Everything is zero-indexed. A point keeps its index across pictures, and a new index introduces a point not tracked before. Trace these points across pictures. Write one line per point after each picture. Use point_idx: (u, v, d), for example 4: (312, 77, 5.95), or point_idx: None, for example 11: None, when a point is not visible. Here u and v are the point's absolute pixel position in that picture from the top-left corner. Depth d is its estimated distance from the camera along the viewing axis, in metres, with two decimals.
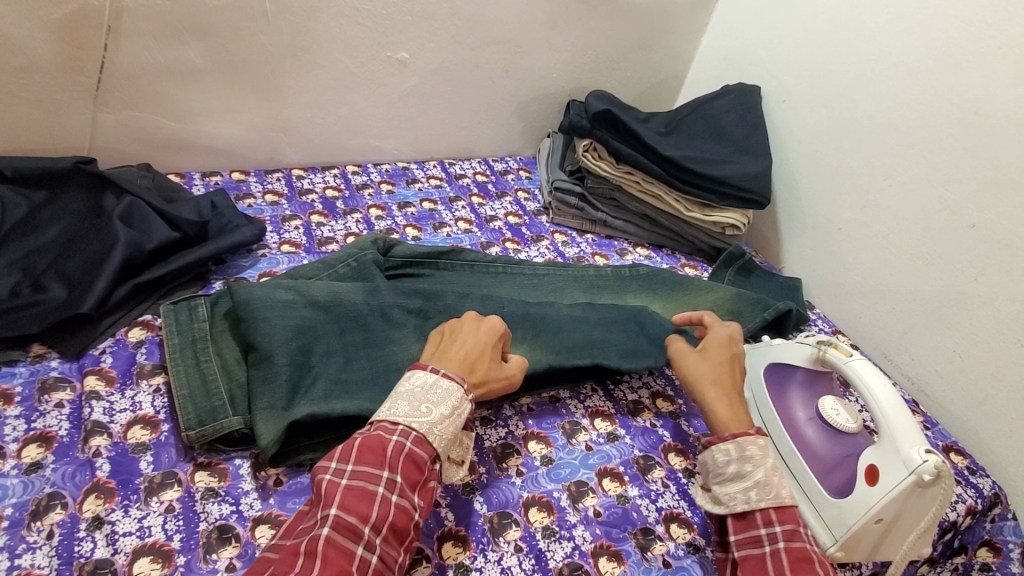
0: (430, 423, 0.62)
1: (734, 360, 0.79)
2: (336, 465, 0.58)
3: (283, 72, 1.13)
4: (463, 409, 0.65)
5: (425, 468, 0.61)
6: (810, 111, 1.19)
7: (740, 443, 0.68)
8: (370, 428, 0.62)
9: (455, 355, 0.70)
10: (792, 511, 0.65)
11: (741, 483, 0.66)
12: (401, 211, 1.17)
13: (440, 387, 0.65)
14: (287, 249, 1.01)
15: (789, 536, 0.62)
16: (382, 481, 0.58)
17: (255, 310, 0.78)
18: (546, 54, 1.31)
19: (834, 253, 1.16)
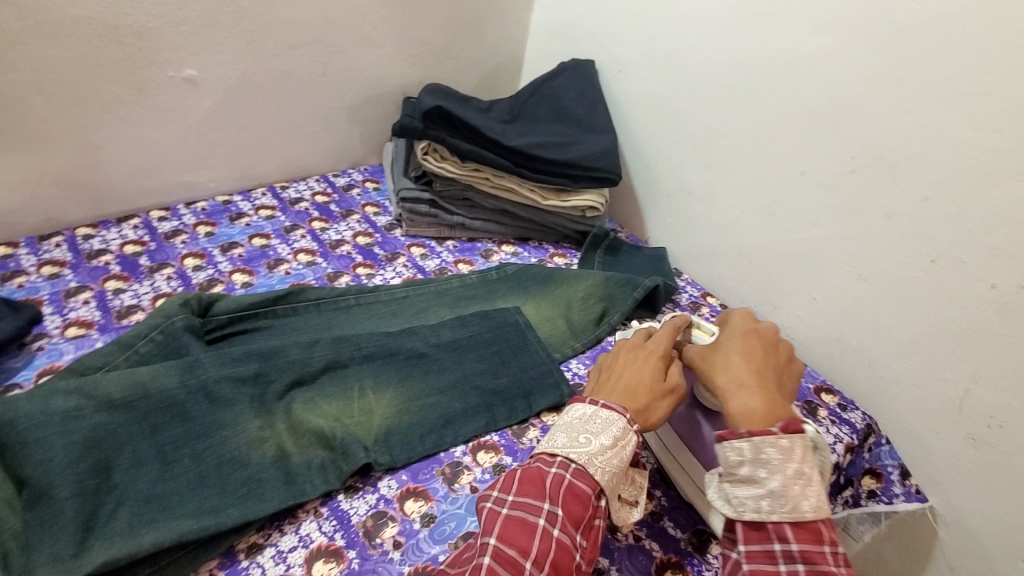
0: (590, 454, 0.62)
1: (759, 346, 0.71)
2: (498, 494, 0.59)
3: (32, 114, 0.91)
4: (627, 441, 0.63)
5: (590, 504, 0.60)
6: (644, 79, 1.18)
7: (756, 445, 0.60)
8: (530, 460, 0.63)
9: (616, 387, 0.69)
10: (814, 527, 0.58)
11: (755, 488, 0.60)
12: (225, 255, 1.00)
13: (599, 417, 0.64)
14: (74, 332, 0.82)
15: (807, 559, 0.57)
16: (544, 513, 0.57)
17: (24, 433, 0.61)
18: (367, 52, 1.18)
19: (691, 217, 1.17)
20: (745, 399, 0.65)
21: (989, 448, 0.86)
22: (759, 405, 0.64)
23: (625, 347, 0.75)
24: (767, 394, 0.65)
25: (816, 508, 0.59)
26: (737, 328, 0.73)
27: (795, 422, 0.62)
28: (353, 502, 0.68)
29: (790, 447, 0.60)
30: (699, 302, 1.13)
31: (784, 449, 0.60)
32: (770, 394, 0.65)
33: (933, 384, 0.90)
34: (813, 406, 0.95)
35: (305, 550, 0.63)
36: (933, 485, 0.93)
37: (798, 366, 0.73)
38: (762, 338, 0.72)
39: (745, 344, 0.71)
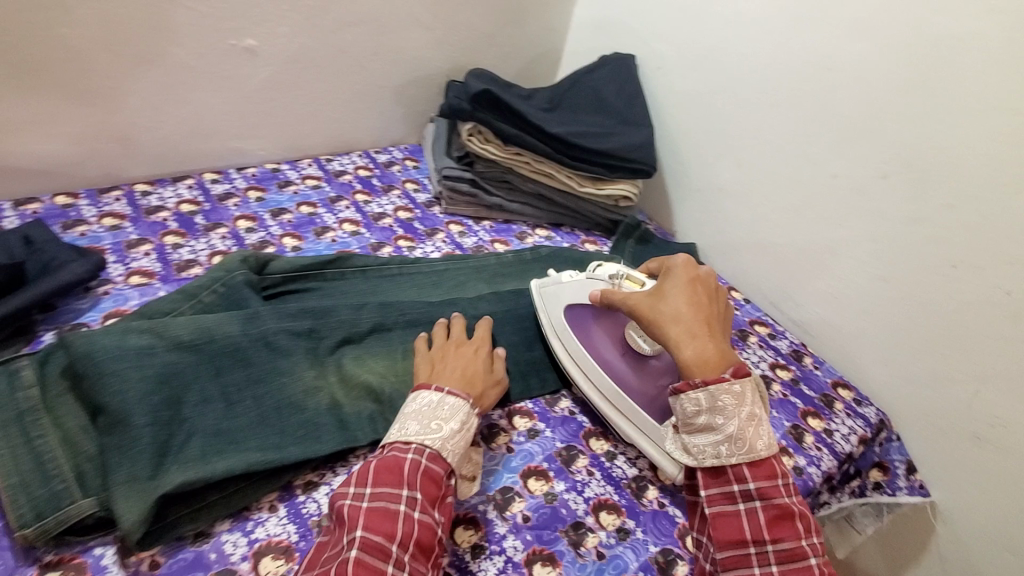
0: (442, 439, 0.64)
1: (702, 291, 0.75)
2: (354, 490, 0.59)
3: (104, 71, 0.95)
4: (471, 424, 0.67)
5: (443, 484, 0.62)
6: (683, 76, 1.22)
7: (711, 393, 0.66)
8: (383, 450, 0.63)
9: (454, 374, 0.71)
10: (768, 464, 0.66)
11: (711, 435, 0.66)
12: (275, 220, 1.04)
13: (447, 404, 0.66)
14: (137, 280, 0.86)
15: (763, 494, 0.64)
16: (403, 499, 0.58)
17: (99, 364, 0.64)
18: (417, 34, 1.22)
19: (720, 213, 1.21)
20: (700, 348, 0.69)
21: (992, 447, 0.90)
22: (712, 354, 0.69)
23: (450, 342, 0.77)
24: (717, 342, 0.71)
25: (768, 445, 0.67)
26: (679, 273, 0.76)
27: (741, 368, 0.69)
28: None
29: (742, 392, 0.66)
30: None
31: (737, 395, 0.66)
32: (718, 340, 0.71)
33: (944, 385, 0.94)
34: (829, 399, 1.00)
35: None
36: (936, 481, 0.98)
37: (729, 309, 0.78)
38: (704, 284, 0.76)
39: (690, 290, 0.74)
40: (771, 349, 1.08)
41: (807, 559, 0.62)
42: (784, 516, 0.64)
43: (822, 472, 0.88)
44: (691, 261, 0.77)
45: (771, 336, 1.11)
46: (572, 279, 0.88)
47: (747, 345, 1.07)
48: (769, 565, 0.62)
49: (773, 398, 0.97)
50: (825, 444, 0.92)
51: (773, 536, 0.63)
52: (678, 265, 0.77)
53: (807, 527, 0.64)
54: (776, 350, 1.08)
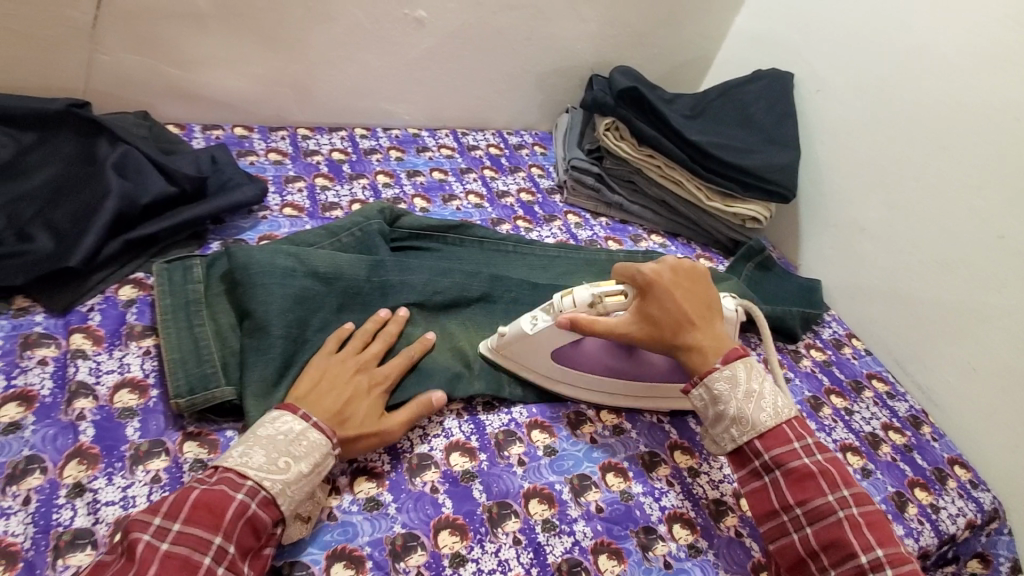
0: (285, 482, 0.56)
1: (680, 292, 0.72)
2: (159, 522, 0.50)
3: (294, 23, 1.07)
4: (326, 467, 0.59)
5: (265, 534, 0.54)
6: (842, 103, 1.15)
7: (708, 384, 0.68)
8: (213, 479, 0.54)
9: (331, 403, 0.64)
10: (778, 431, 0.65)
11: (722, 422, 0.67)
12: (410, 180, 1.12)
13: (305, 439, 0.58)
14: (289, 212, 0.97)
15: (780, 461, 0.64)
16: (211, 551, 0.50)
17: (253, 276, 0.73)
18: (573, 25, 1.24)
19: (855, 254, 1.13)
20: (695, 351, 0.70)
21: None
22: (706, 349, 0.70)
23: (353, 361, 0.70)
24: (709, 335, 0.71)
25: (774, 414, 0.66)
26: (653, 286, 0.71)
27: (734, 353, 0.69)
28: (490, 415, 0.75)
29: (734, 374, 0.67)
30: (842, 341, 1.10)
31: (732, 378, 0.67)
32: (709, 333, 0.71)
33: None
34: (942, 474, 0.91)
35: (446, 439, 0.71)
36: None
37: (712, 289, 0.75)
38: (681, 283, 0.73)
39: (667, 299, 0.71)
40: (887, 409, 0.99)
41: (838, 514, 0.61)
42: (806, 478, 0.63)
43: (920, 548, 0.80)
44: (655, 267, 0.73)
45: (889, 395, 1.02)
46: (537, 329, 0.75)
47: (860, 399, 0.99)
48: (804, 529, 0.62)
49: (880, 459, 0.89)
50: (928, 520, 0.83)
51: (799, 499, 0.62)
52: (647, 277, 0.72)
53: (832, 482, 0.62)
54: (893, 411, 0.99)
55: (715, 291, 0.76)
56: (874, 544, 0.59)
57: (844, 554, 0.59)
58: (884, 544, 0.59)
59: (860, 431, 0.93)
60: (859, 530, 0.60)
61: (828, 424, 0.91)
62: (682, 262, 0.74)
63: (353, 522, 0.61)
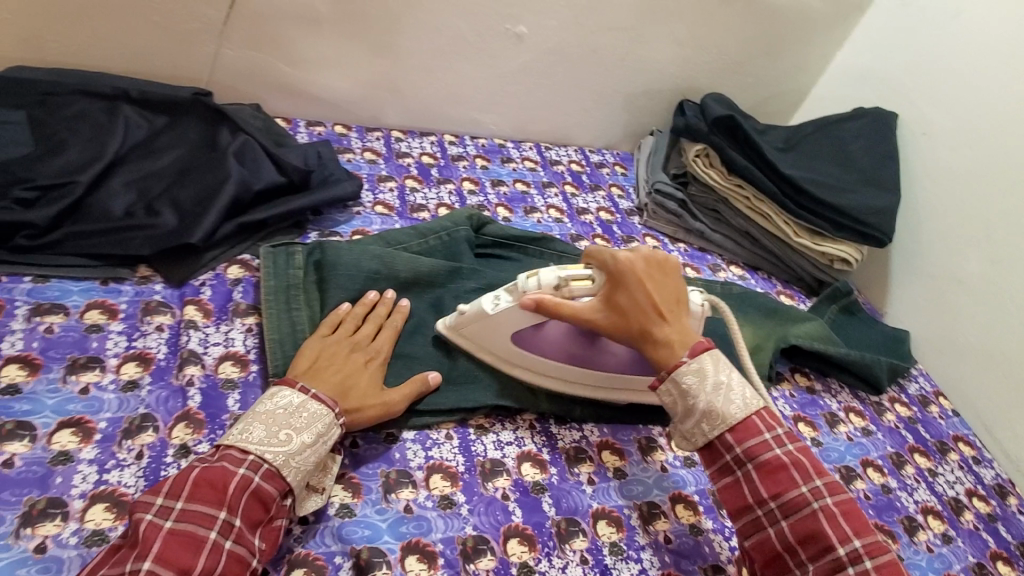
0: (287, 454, 0.57)
1: (651, 284, 0.67)
2: (161, 502, 0.51)
3: (401, 30, 1.12)
4: (332, 435, 0.61)
5: (273, 507, 0.55)
6: (949, 149, 1.09)
7: (676, 379, 0.63)
8: (213, 458, 0.55)
9: (330, 377, 0.65)
10: (750, 423, 0.61)
11: (691, 417, 0.63)
12: (494, 189, 1.14)
13: (305, 411, 0.60)
14: (380, 210, 1.01)
15: (752, 453, 0.60)
16: (216, 524, 0.51)
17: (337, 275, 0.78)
18: (668, 49, 1.24)
19: (949, 307, 1.07)
20: (661, 344, 0.66)
21: None
22: (673, 341, 0.65)
23: (347, 340, 0.71)
24: (675, 328, 0.66)
25: (744, 406, 0.62)
26: (625, 274, 0.67)
27: (700, 345, 0.65)
28: (563, 430, 0.76)
29: (701, 367, 0.63)
30: (928, 398, 1.03)
31: (699, 372, 0.63)
32: (677, 325, 0.67)
33: None
34: None
35: (519, 449, 0.72)
36: None
37: (681, 280, 0.71)
38: (652, 273, 0.68)
39: (638, 290, 0.67)
40: (972, 475, 0.93)
41: (813, 505, 0.57)
42: (779, 471, 0.59)
43: None
44: (627, 255, 0.68)
45: (975, 460, 0.95)
46: (498, 309, 0.71)
47: (944, 461, 0.93)
48: (779, 522, 0.58)
49: (962, 526, 0.84)
50: None
51: (773, 493, 0.59)
52: (618, 265, 0.68)
53: (806, 473, 0.59)
54: (978, 477, 0.93)
55: (683, 280, 0.71)
56: (850, 534, 0.56)
57: (820, 547, 0.56)
58: (860, 534, 0.56)
59: (943, 494, 0.87)
60: (834, 521, 0.57)
61: (910, 484, 0.86)
62: (653, 251, 0.70)
63: (427, 517, 0.63)
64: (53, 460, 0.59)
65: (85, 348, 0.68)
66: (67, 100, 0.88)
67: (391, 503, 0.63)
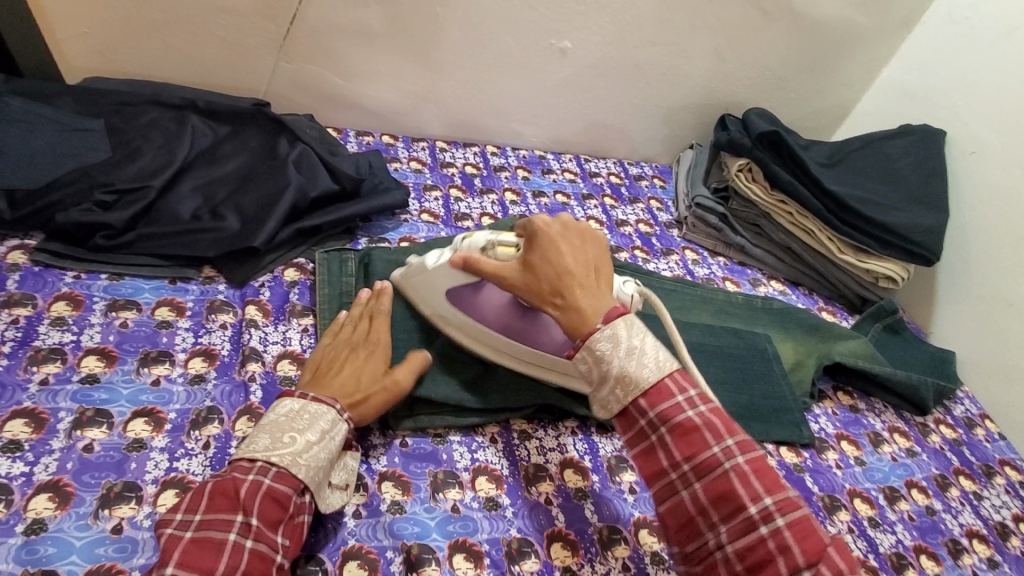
0: (295, 454, 0.56)
1: (566, 247, 0.63)
2: (180, 517, 0.52)
3: (448, 44, 1.15)
4: (339, 430, 0.60)
5: (291, 504, 0.55)
6: (1001, 168, 1.07)
7: (589, 346, 0.57)
8: (226, 470, 0.56)
9: (333, 379, 0.65)
10: (665, 386, 0.55)
11: (607, 384, 0.56)
12: (535, 200, 1.17)
13: (307, 412, 0.59)
14: (426, 218, 1.04)
15: (666, 417, 0.54)
16: (233, 527, 0.51)
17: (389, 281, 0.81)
18: (710, 64, 1.25)
19: (1000, 329, 1.05)
20: (572, 309, 0.59)
21: None
22: (584, 306, 0.59)
23: (346, 342, 0.70)
24: (591, 295, 0.60)
25: (658, 368, 0.55)
26: (537, 236, 0.64)
27: (614, 310, 0.58)
28: (604, 438, 0.77)
29: (614, 332, 0.56)
30: (974, 421, 1.01)
31: (612, 337, 0.56)
32: (592, 290, 0.61)
33: None
34: None
35: (561, 455, 0.73)
36: None
37: (606, 253, 0.65)
38: (567, 239, 0.64)
39: (552, 251, 0.63)
40: (1020, 500, 0.90)
41: (724, 465, 0.52)
42: (692, 433, 0.53)
43: None
44: (543, 217, 0.64)
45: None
46: (438, 263, 0.74)
47: (990, 485, 0.90)
48: (693, 485, 0.53)
49: (1009, 552, 0.81)
50: None
51: (685, 455, 0.53)
52: (532, 227, 0.64)
53: (717, 433, 0.53)
54: None
55: (609, 255, 0.66)
56: (761, 491, 0.51)
57: (731, 509, 0.51)
58: (772, 492, 0.51)
59: (990, 519, 0.85)
60: (744, 479, 0.52)
61: (954, 506, 0.84)
62: (578, 221, 0.66)
63: (473, 518, 0.65)
64: (128, 447, 0.63)
65: (155, 342, 0.73)
66: (141, 110, 0.94)
67: (439, 502, 0.65)
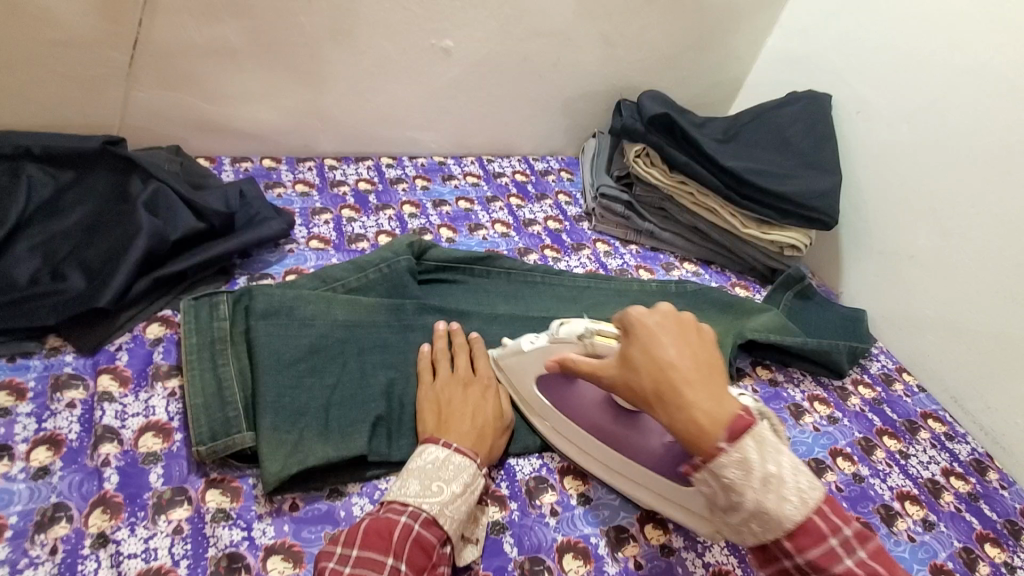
0: (441, 503, 0.58)
1: (670, 341, 0.56)
2: (340, 551, 0.53)
3: (324, 55, 1.07)
4: (476, 486, 0.61)
5: (435, 553, 0.55)
6: (886, 126, 1.10)
7: (713, 470, 0.50)
8: (379, 508, 0.57)
9: (463, 424, 0.66)
10: (814, 529, 0.49)
11: (738, 514, 0.50)
12: (436, 210, 1.11)
13: (452, 463, 0.60)
14: (315, 245, 0.96)
15: (817, 567, 0.48)
16: (386, 570, 0.52)
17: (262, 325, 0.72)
18: (600, 50, 1.23)
19: (903, 283, 1.08)
20: (689, 418, 0.52)
21: None
22: (705, 418, 0.52)
23: (458, 381, 0.71)
24: (711, 399, 0.53)
25: (803, 505, 0.49)
26: (636, 330, 0.57)
27: (739, 423, 0.51)
28: (521, 460, 0.72)
29: (744, 457, 0.50)
30: (892, 376, 1.04)
31: (741, 463, 0.50)
32: (709, 393, 0.53)
33: None
34: (1014, 527, 0.84)
35: None
36: None
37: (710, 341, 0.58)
38: (672, 330, 0.57)
39: (656, 347, 0.56)
40: (945, 452, 0.92)
41: None
42: None
43: None
44: (642, 308, 0.58)
45: (947, 437, 0.95)
46: (533, 348, 0.70)
47: (916, 441, 0.92)
48: None
49: (942, 510, 0.83)
50: None
51: None
52: (627, 319, 0.58)
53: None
54: (953, 454, 0.93)
55: (718, 345, 0.58)
56: None
57: None
58: None
59: (919, 477, 0.86)
60: None
61: (881, 469, 0.85)
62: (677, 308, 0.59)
63: None
64: None
65: None
66: None
67: None
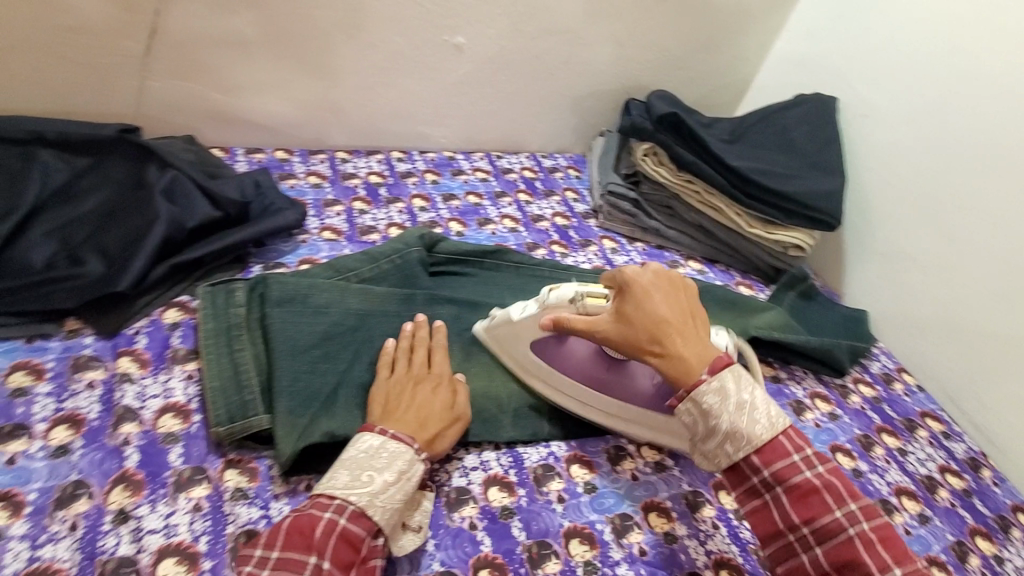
0: (371, 494, 0.57)
1: (660, 296, 0.64)
2: (260, 553, 0.53)
3: (337, 48, 1.08)
4: (414, 473, 0.61)
5: (363, 546, 0.56)
6: (890, 129, 1.12)
7: (695, 399, 0.59)
8: (302, 505, 0.57)
9: (405, 415, 0.65)
10: (777, 445, 0.58)
11: (714, 437, 0.59)
12: (445, 204, 1.12)
13: (385, 451, 0.60)
14: (328, 236, 0.98)
15: (779, 477, 0.57)
16: (307, 569, 0.52)
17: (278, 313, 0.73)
18: (609, 49, 1.24)
19: (903, 284, 1.09)
20: (676, 359, 0.61)
21: None
22: (690, 359, 0.61)
23: (409, 376, 0.70)
24: (694, 344, 0.62)
25: (769, 426, 0.58)
26: (630, 286, 0.64)
27: (719, 361, 0.60)
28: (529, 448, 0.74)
29: (722, 385, 0.58)
30: (892, 376, 1.05)
31: (720, 391, 0.58)
32: (693, 340, 0.62)
33: None
34: (1006, 523, 0.86)
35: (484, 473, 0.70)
36: None
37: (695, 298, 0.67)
38: (662, 287, 0.65)
39: (648, 301, 0.63)
40: (942, 450, 0.94)
41: (848, 531, 0.54)
42: (811, 494, 0.56)
43: None
44: (636, 268, 0.65)
45: (944, 435, 0.97)
46: (524, 314, 0.74)
47: (913, 439, 0.94)
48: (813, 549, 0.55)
49: (937, 505, 0.84)
50: (993, 573, 0.78)
51: (805, 517, 0.55)
52: (622, 276, 0.65)
53: (839, 496, 0.55)
54: (949, 452, 0.94)
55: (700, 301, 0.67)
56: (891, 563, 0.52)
57: None
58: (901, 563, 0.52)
59: (916, 474, 0.88)
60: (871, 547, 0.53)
61: (879, 466, 0.87)
62: (667, 269, 0.67)
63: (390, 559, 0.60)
64: None
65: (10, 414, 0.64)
66: None
67: None
